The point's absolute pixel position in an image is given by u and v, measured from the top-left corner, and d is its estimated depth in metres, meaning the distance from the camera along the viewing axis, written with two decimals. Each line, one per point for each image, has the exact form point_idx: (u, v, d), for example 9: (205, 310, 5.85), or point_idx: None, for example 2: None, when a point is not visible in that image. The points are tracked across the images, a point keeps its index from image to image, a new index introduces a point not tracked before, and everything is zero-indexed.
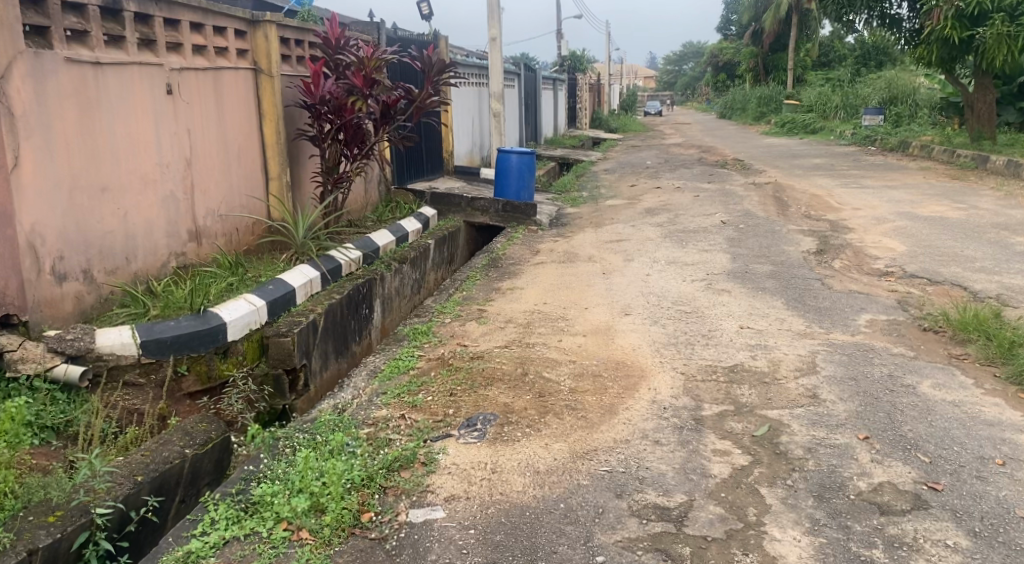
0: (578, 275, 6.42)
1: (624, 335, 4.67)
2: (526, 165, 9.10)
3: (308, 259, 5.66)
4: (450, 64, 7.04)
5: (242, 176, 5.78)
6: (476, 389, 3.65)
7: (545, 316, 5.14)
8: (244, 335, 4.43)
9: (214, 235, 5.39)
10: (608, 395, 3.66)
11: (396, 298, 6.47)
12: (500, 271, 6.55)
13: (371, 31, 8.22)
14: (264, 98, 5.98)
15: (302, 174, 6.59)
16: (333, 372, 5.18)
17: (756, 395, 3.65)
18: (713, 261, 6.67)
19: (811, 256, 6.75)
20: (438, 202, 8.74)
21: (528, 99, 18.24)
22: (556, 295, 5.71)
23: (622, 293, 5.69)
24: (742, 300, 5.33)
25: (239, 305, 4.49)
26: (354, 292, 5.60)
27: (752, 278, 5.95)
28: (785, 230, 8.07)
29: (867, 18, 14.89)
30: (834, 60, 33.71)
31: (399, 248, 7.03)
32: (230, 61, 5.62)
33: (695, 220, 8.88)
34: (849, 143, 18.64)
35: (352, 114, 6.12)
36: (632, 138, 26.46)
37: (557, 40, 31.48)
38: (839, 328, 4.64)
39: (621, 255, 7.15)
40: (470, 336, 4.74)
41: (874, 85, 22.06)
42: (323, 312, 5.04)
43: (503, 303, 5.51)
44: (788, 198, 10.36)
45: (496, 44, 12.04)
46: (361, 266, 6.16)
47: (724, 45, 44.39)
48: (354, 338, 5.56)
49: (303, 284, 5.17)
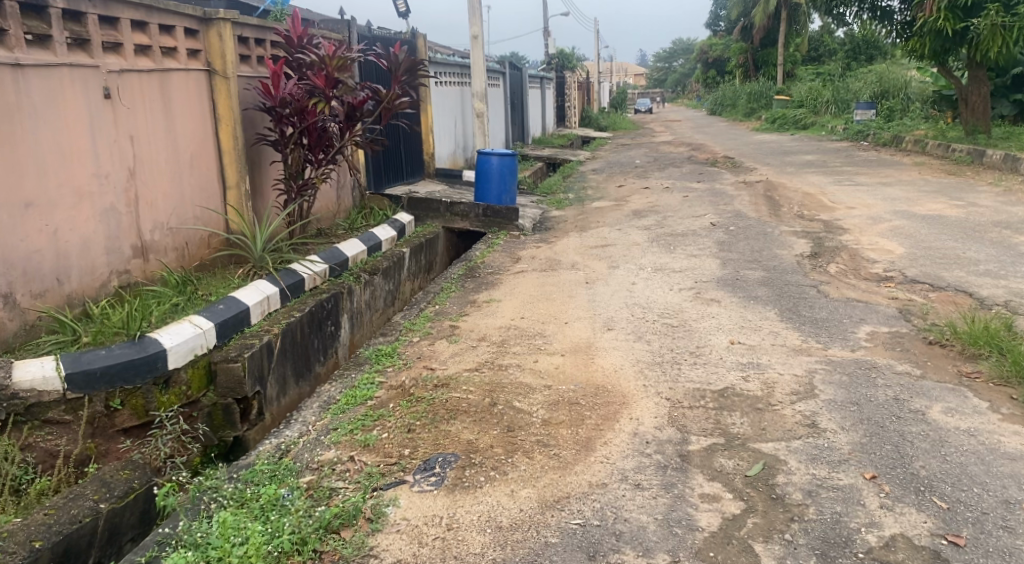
0: (559, 284, 6.05)
1: (605, 353, 4.30)
2: (508, 168, 8.62)
3: (266, 273, 5.28)
4: (419, 61, 6.63)
5: (195, 186, 5.38)
6: (437, 424, 3.27)
7: (521, 333, 4.76)
8: (188, 361, 4.05)
9: (163, 250, 5.00)
10: (584, 427, 3.28)
11: (366, 312, 6.09)
12: (476, 282, 6.17)
13: (341, 29, 7.83)
14: (219, 101, 5.59)
15: (263, 182, 6.20)
16: (293, 397, 4.82)
17: (748, 425, 3.28)
18: (702, 267, 6.30)
19: (805, 260, 6.39)
20: (415, 208, 8.35)
21: (513, 98, 17.84)
22: (534, 308, 5.32)
23: (605, 305, 5.32)
24: (733, 311, 4.96)
25: (183, 328, 4.11)
26: (317, 309, 5.22)
27: (743, 286, 5.59)
28: (777, 232, 7.71)
29: (857, 11, 14.54)
30: (824, 55, 33.47)
31: (370, 257, 6.64)
32: (179, 62, 5.22)
33: (683, 223, 8.51)
34: (841, 139, 18.31)
35: (315, 116, 5.74)
36: (622, 136, 26.10)
37: (545, 38, 31.11)
38: (838, 342, 4.27)
39: (605, 261, 6.78)
40: (438, 357, 4.35)
41: (865, 79, 21.77)
42: (280, 333, 4.67)
43: (476, 318, 5.13)
44: (781, 197, 10.01)
45: (477, 42, 11.65)
46: (327, 279, 5.78)
47: (713, 41, 44.11)
48: (318, 358, 5.20)
49: (259, 301, 4.79)
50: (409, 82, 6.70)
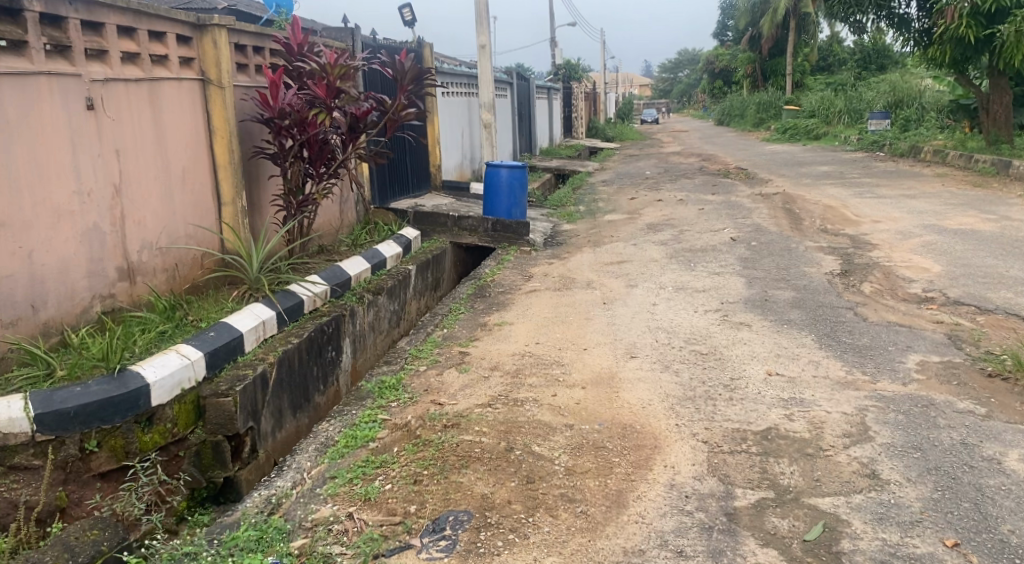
0: (576, 305, 5.68)
1: (631, 386, 3.93)
2: (517, 180, 8.28)
3: (263, 296, 4.93)
4: (426, 70, 6.28)
5: (187, 202, 5.05)
6: (447, 475, 2.90)
7: (537, 361, 4.40)
8: (174, 396, 3.70)
9: (152, 271, 4.66)
10: (613, 477, 2.91)
11: (370, 335, 5.73)
12: (488, 302, 5.81)
13: (345, 38, 7.52)
14: (214, 112, 5.25)
15: (261, 197, 5.86)
16: (290, 430, 4.47)
17: (799, 475, 2.90)
18: (727, 286, 5.94)
19: (836, 279, 6.02)
20: (421, 222, 8.01)
21: (521, 108, 17.52)
22: (550, 332, 4.96)
23: (626, 329, 4.95)
24: (765, 337, 4.60)
25: (170, 359, 3.76)
26: (317, 334, 4.87)
27: (773, 308, 5.23)
28: (802, 248, 7.33)
29: (874, 19, 14.15)
30: (833, 64, 33.15)
31: (374, 276, 6.29)
32: (171, 71, 4.90)
33: (701, 237, 8.15)
34: (855, 149, 17.94)
35: (317, 129, 5.41)
36: (630, 147, 25.74)
37: (552, 48, 30.85)
38: (887, 374, 3.90)
39: (623, 279, 6.42)
40: (447, 390, 3.98)
41: (878, 88, 21.41)
42: (275, 362, 4.32)
43: (488, 344, 4.76)
44: (801, 210, 9.63)
45: (485, 51, 11.34)
46: (328, 300, 5.42)
47: (720, 52, 43.84)
48: (318, 387, 4.85)
49: (253, 327, 4.44)
50: (414, 92, 6.35)
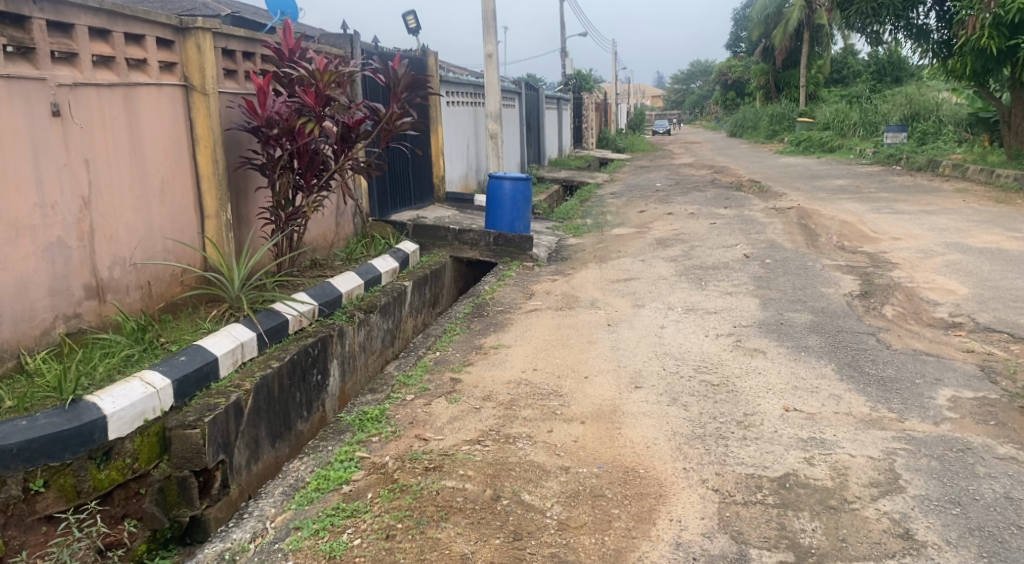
0: (579, 326, 5.36)
1: (634, 422, 3.59)
2: (521, 193, 7.95)
3: (244, 316, 4.63)
4: (420, 76, 5.98)
5: (166, 215, 4.77)
6: (424, 530, 2.59)
7: (533, 390, 4.06)
8: (136, 428, 3.41)
9: (125, 289, 4.38)
10: (611, 534, 2.59)
11: (360, 356, 5.42)
12: (486, 322, 5.50)
13: (343, 45, 7.25)
14: (197, 120, 4.98)
15: (248, 210, 5.58)
16: (267, 462, 4.15)
17: (822, 534, 2.56)
18: (740, 308, 5.60)
19: (855, 301, 5.68)
20: (421, 235, 7.72)
21: (529, 119, 17.24)
22: (550, 357, 4.63)
23: (631, 355, 4.62)
24: (781, 367, 4.27)
25: (132, 388, 3.47)
26: (300, 357, 4.56)
27: (789, 333, 4.89)
28: (819, 267, 6.98)
29: (892, 30, 13.70)
30: (848, 77, 32.78)
31: (368, 293, 5.99)
32: (150, 76, 4.63)
33: (713, 254, 7.80)
34: (871, 162, 17.56)
35: (307, 138, 5.13)
36: (641, 158, 25.42)
37: (562, 58, 30.59)
38: (916, 411, 3.55)
39: (629, 298, 6.10)
40: (433, 422, 3.65)
41: (894, 100, 21.01)
42: (251, 389, 4.01)
43: (482, 370, 4.44)
44: (817, 225, 9.29)
45: (492, 60, 11.06)
46: (315, 320, 5.11)
47: (733, 63, 43.49)
48: (300, 414, 4.54)
49: (229, 351, 4.14)
50: (409, 100, 6.06)
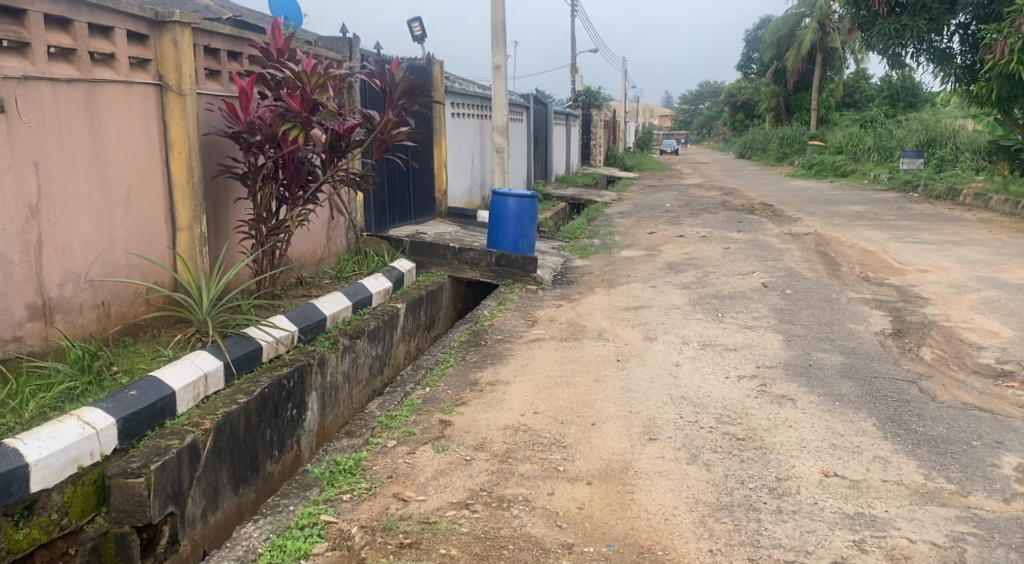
0: (586, 360, 4.87)
1: (649, 484, 3.10)
2: (527, 211, 7.47)
3: (211, 343, 4.14)
4: (417, 81, 5.53)
5: (131, 227, 4.29)
6: None
7: (533, 439, 3.55)
8: (66, 476, 2.93)
9: (79, 309, 3.90)
10: None
11: (343, 387, 4.93)
12: (484, 352, 5.01)
13: (341, 49, 6.82)
14: (171, 123, 4.52)
15: (227, 222, 5.12)
16: (228, 511, 3.66)
17: None
18: (763, 345, 5.10)
19: (889, 341, 5.19)
20: (418, 253, 7.24)
21: (537, 134, 16.77)
22: (552, 397, 4.14)
23: (643, 398, 4.11)
24: (815, 419, 3.77)
25: (65, 428, 2.98)
26: (272, 390, 4.09)
27: (820, 378, 4.40)
28: (845, 300, 6.49)
29: (913, 53, 13.20)
30: (860, 101, 32.42)
31: (356, 316, 5.50)
32: (118, 72, 4.17)
33: (728, 281, 7.31)
34: (886, 188, 17.11)
35: (292, 147, 4.69)
36: (649, 177, 24.94)
37: (571, 73, 30.19)
38: (980, 483, 3.04)
39: (640, 329, 5.61)
40: (416, 477, 3.16)
41: (909, 126, 20.58)
42: (209, 430, 3.51)
43: (475, 412, 3.93)
44: (838, 254, 8.80)
45: (500, 71, 10.63)
46: (292, 347, 4.62)
47: (743, 84, 43.21)
48: (270, 454, 4.06)
49: (189, 384, 3.65)
50: (405, 108, 5.60)
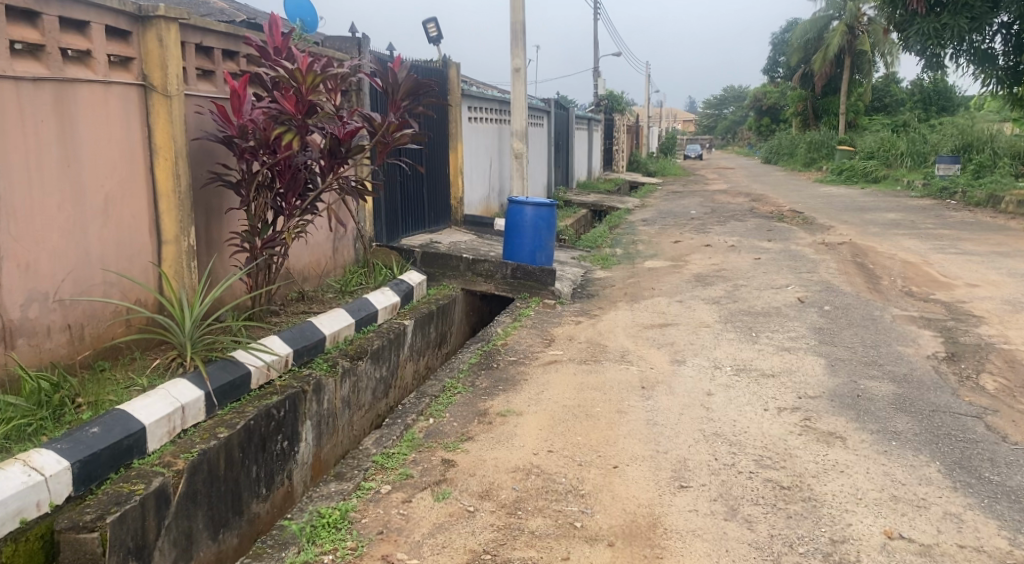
0: (607, 386, 4.43)
1: (681, 547, 2.67)
2: (544, 221, 6.99)
3: (194, 369, 3.75)
4: (422, 81, 5.13)
5: (109, 240, 3.93)
6: None
7: (546, 485, 3.12)
8: (5, 532, 2.54)
9: (45, 331, 3.54)
10: None
11: (342, 413, 4.52)
12: (496, 376, 4.59)
13: (350, 49, 6.46)
14: (156, 127, 4.16)
15: (220, 234, 4.75)
16: (205, 560, 3.27)
17: None
18: (804, 370, 4.63)
19: (944, 366, 4.69)
20: (429, 264, 6.85)
21: (558, 140, 16.31)
22: (569, 432, 3.70)
23: (672, 434, 3.66)
24: (870, 463, 3.30)
25: (8, 475, 2.62)
26: (259, 422, 3.69)
27: (871, 411, 3.92)
28: (889, 318, 5.98)
29: (953, 54, 12.60)
30: (890, 105, 31.63)
31: (359, 335, 5.10)
32: (96, 71, 3.81)
33: (761, 296, 6.83)
34: (921, 195, 16.47)
35: (288, 153, 4.33)
36: (673, 183, 24.37)
37: (594, 77, 29.70)
38: None
39: (667, 350, 5.15)
40: (410, 534, 2.76)
41: (945, 130, 19.87)
42: (182, 471, 3.12)
43: (483, 449, 3.50)
44: (876, 266, 8.27)
45: (519, 74, 10.22)
46: (286, 370, 4.25)
47: (768, 89, 42.46)
48: (256, 493, 3.66)
49: (162, 418, 3.26)
50: (409, 110, 5.21)
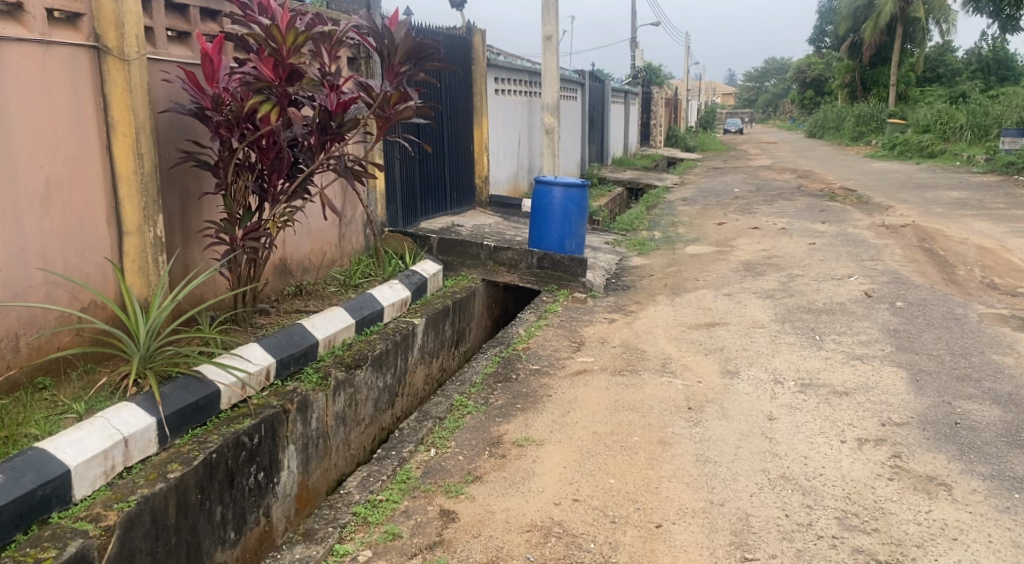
0: (647, 405, 3.70)
1: None
2: (575, 203, 6.25)
3: (147, 391, 3.12)
4: (424, 41, 4.43)
5: (51, 233, 3.31)
6: None
7: (569, 554, 2.45)
8: None
9: None
10: None
11: (335, 432, 3.86)
12: (515, 391, 3.89)
13: (357, 10, 5.75)
14: (113, 97, 3.50)
15: (197, 222, 4.11)
16: None
17: None
18: (884, 387, 3.85)
19: None
20: (447, 252, 6.16)
21: (593, 114, 15.43)
22: (600, 472, 3.00)
23: (729, 477, 2.94)
24: (991, 527, 2.56)
25: None
26: (224, 454, 3.04)
27: (977, 447, 3.15)
28: (975, 317, 5.15)
29: None
30: (945, 75, 29.96)
31: (360, 338, 4.43)
32: (30, 30, 3.16)
33: (821, 288, 6.02)
34: (984, 171, 15.32)
35: (268, 128, 3.68)
36: (714, 159, 23.29)
37: (630, 50, 28.58)
38: None
39: (718, 358, 4.39)
40: None
41: (1008, 101, 18.52)
42: (112, 528, 2.49)
43: (493, 495, 2.82)
44: (949, 252, 7.38)
45: (551, 41, 9.39)
46: (265, 386, 3.60)
47: (813, 60, 40.75)
48: (220, 539, 3.03)
49: (95, 457, 2.64)
50: (409, 75, 4.51)
